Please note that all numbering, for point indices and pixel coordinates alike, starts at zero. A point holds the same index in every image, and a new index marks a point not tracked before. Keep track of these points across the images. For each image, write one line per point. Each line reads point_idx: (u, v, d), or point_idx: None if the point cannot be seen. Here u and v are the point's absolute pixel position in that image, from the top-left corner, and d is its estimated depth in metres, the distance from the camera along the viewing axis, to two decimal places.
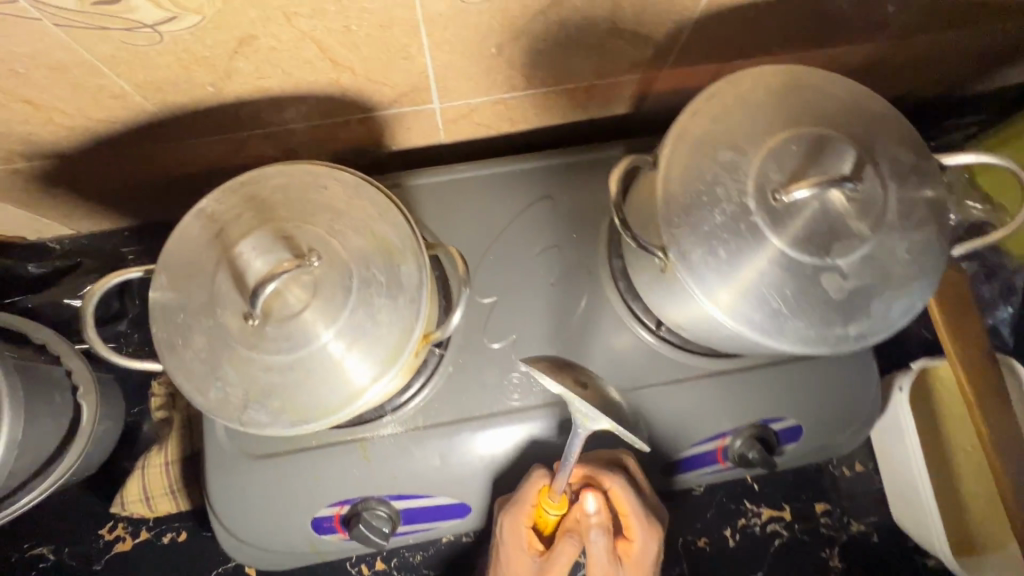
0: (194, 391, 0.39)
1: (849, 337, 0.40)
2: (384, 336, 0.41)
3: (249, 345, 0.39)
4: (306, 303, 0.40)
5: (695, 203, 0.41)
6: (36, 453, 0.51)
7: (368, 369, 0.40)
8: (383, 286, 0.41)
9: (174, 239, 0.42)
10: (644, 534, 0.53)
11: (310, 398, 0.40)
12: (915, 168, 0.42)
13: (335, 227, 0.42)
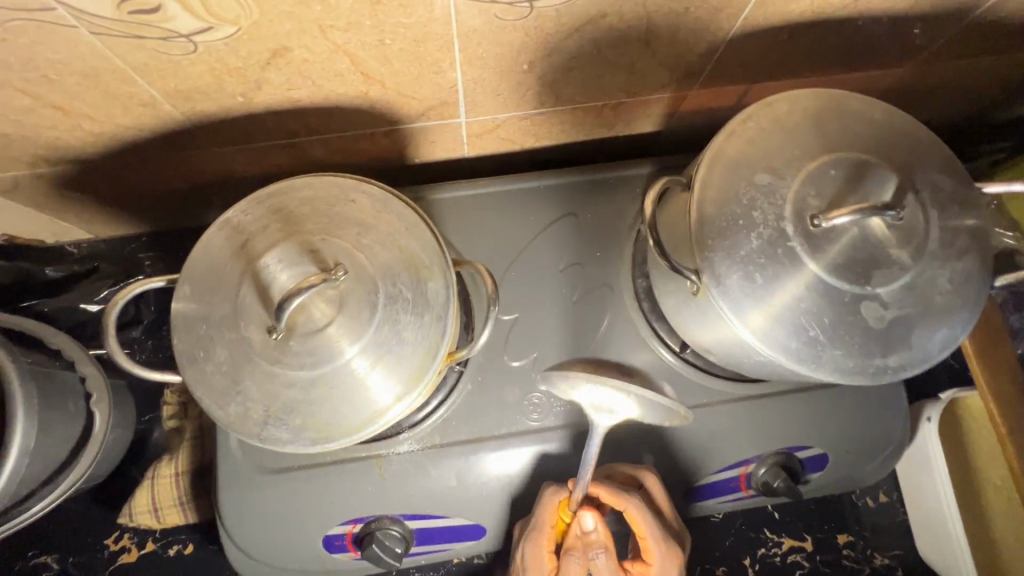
0: (214, 405, 0.38)
1: (889, 368, 0.39)
2: (409, 354, 0.40)
3: (271, 360, 0.38)
4: (331, 318, 0.39)
5: (730, 225, 0.40)
6: (47, 462, 0.50)
7: (392, 388, 0.39)
8: (409, 303, 0.41)
9: (198, 248, 0.41)
10: (663, 558, 0.51)
11: (332, 415, 0.39)
12: (957, 196, 0.41)
13: (362, 240, 0.41)
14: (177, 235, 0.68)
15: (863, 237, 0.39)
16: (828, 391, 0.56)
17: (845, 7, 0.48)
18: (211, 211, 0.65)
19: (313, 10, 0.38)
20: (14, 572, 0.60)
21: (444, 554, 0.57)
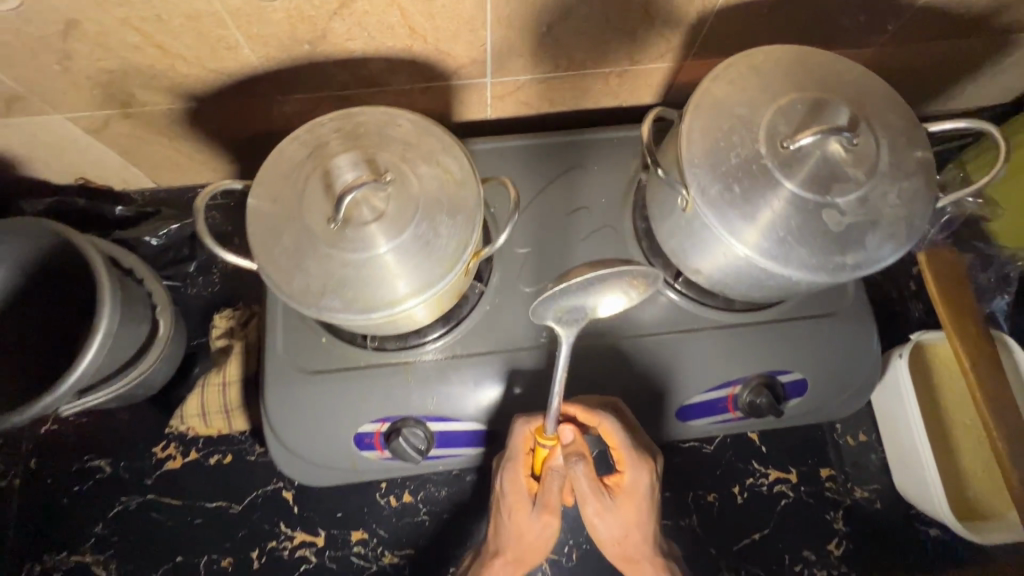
0: (281, 280, 0.46)
1: (847, 266, 0.46)
2: (444, 246, 0.48)
3: (330, 244, 0.46)
4: (381, 212, 0.47)
5: (714, 148, 0.49)
6: (121, 351, 0.58)
7: (429, 272, 0.47)
8: (444, 205, 0.49)
9: (271, 157, 0.49)
10: (637, 465, 0.57)
11: (378, 291, 0.46)
12: (907, 131, 0.49)
13: (406, 155, 0.49)
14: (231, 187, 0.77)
15: (825, 157, 0.47)
16: (806, 322, 0.62)
17: None
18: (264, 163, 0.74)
19: None
20: (72, 473, 0.67)
21: (460, 462, 0.64)
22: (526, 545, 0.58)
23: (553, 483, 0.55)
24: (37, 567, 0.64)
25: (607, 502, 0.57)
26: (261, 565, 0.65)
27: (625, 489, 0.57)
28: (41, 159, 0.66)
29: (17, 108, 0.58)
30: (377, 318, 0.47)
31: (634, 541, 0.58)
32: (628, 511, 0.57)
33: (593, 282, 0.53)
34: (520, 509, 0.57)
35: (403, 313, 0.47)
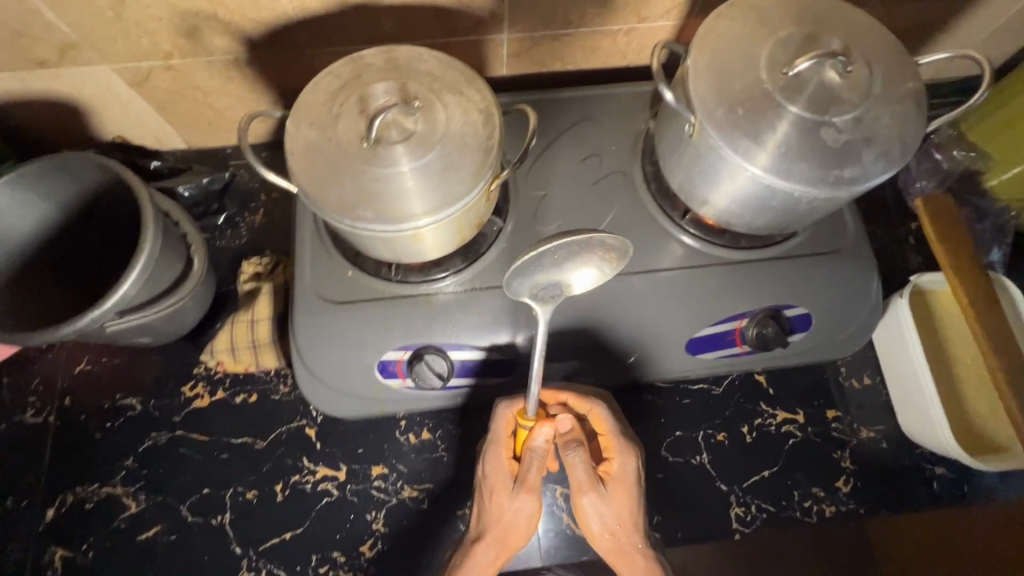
0: (317, 193, 0.50)
1: (845, 178, 0.50)
2: (469, 165, 0.52)
3: (363, 161, 0.50)
4: (410, 134, 0.51)
5: (719, 75, 0.52)
6: (160, 275, 0.61)
7: (455, 187, 0.51)
8: (469, 129, 0.52)
9: (307, 88, 0.53)
10: (621, 454, 0.60)
11: (406, 204, 0.50)
12: (900, 61, 0.53)
13: (432, 85, 0.53)
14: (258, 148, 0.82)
15: (821, 81, 0.51)
16: (809, 260, 0.65)
17: None
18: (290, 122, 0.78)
19: None
20: (103, 410, 0.70)
21: (477, 395, 0.67)
22: (509, 530, 0.58)
23: (535, 467, 0.57)
24: (69, 497, 0.66)
25: (600, 489, 0.58)
26: (284, 498, 0.67)
27: (612, 477, 0.60)
28: (87, 113, 0.71)
29: (69, 57, 0.63)
30: (405, 229, 0.50)
31: (624, 533, 0.59)
32: (620, 498, 0.59)
33: (567, 257, 0.57)
34: (503, 493, 0.58)
35: (428, 226, 0.51)
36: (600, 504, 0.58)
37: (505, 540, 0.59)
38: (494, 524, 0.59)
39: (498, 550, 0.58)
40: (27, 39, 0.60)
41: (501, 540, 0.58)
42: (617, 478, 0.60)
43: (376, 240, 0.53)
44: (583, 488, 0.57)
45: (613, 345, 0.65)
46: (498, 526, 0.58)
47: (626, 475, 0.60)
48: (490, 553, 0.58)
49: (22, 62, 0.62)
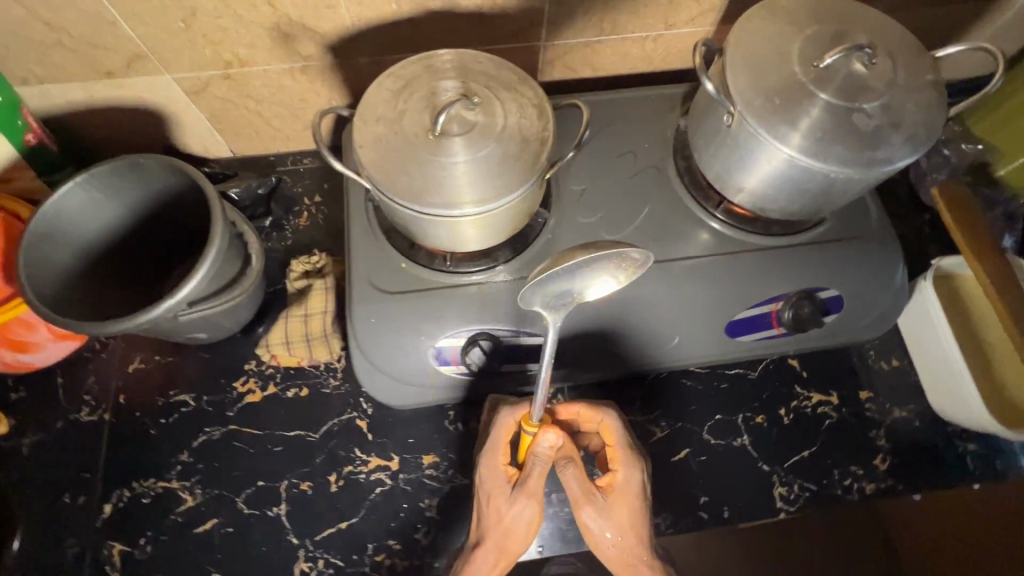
0: (388, 183, 0.53)
1: (879, 159, 0.54)
2: (527, 154, 0.55)
3: (429, 153, 0.54)
4: (471, 127, 0.55)
5: (756, 69, 0.56)
6: (224, 269, 0.64)
7: (515, 174, 0.54)
8: (525, 122, 0.56)
9: (372, 88, 0.57)
10: (625, 466, 0.60)
11: (471, 190, 0.53)
12: (919, 55, 0.57)
13: (489, 83, 0.57)
14: (300, 154, 0.85)
15: (850, 72, 0.55)
16: (838, 245, 0.69)
17: None
18: None
19: None
20: (157, 407, 0.71)
21: (511, 383, 0.69)
22: (509, 536, 0.58)
23: (534, 476, 0.57)
24: (126, 493, 0.67)
25: (597, 502, 0.59)
26: (339, 488, 0.68)
27: (615, 489, 0.60)
28: (143, 121, 0.74)
29: (135, 67, 0.66)
30: (469, 214, 0.54)
31: (626, 545, 0.59)
32: (620, 511, 0.59)
33: (583, 269, 0.55)
34: (504, 498, 0.59)
35: (490, 211, 0.54)
36: (600, 513, 0.58)
37: (502, 547, 0.59)
38: (495, 529, 0.59)
39: (497, 555, 0.58)
40: (98, 49, 0.63)
41: (502, 545, 0.58)
42: (619, 491, 0.60)
43: (440, 227, 0.56)
44: (580, 499, 0.58)
45: (655, 329, 0.68)
46: (498, 533, 0.59)
47: (630, 487, 0.60)
48: (491, 556, 0.58)
49: (91, 72, 0.66)
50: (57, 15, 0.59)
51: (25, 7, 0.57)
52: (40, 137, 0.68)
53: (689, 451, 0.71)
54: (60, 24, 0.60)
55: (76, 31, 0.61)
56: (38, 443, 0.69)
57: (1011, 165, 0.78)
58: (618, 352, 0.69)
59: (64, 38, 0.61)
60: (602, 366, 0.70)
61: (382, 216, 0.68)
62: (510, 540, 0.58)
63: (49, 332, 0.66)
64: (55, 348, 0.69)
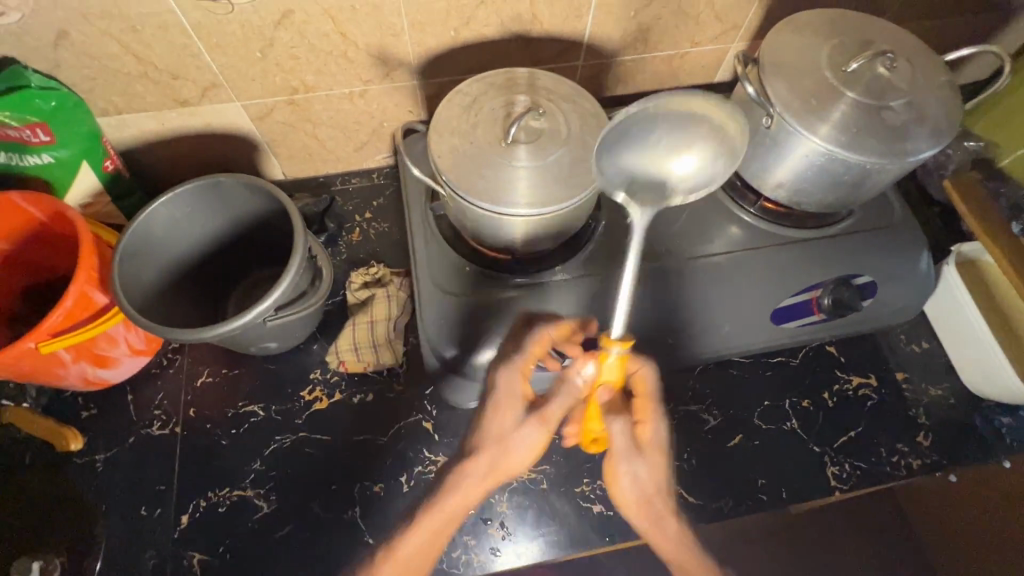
0: (467, 187, 0.58)
1: (909, 149, 0.59)
2: (591, 156, 0.60)
3: (503, 159, 0.58)
4: (539, 135, 0.60)
5: (791, 76, 0.62)
6: (301, 281, 0.68)
7: (582, 174, 0.59)
8: (586, 128, 0.61)
9: (442, 105, 0.62)
10: (660, 426, 0.61)
11: (541, 191, 0.58)
12: (933, 59, 0.64)
13: (549, 97, 0.62)
14: (349, 175, 0.89)
15: (875, 75, 0.62)
16: (868, 235, 0.74)
17: None
18: (381, 150, 0.86)
19: None
20: (227, 418, 0.73)
21: None
22: (502, 457, 0.58)
23: (547, 405, 0.59)
24: (203, 503, 0.68)
25: (634, 455, 0.60)
26: (411, 488, 0.70)
27: (647, 445, 0.60)
28: (208, 147, 0.79)
29: (209, 96, 0.71)
30: (539, 212, 0.58)
31: (647, 501, 0.60)
32: (654, 464, 0.60)
33: (667, 142, 0.58)
34: (502, 421, 0.60)
35: (558, 209, 0.58)
36: (632, 463, 0.59)
37: (496, 465, 0.59)
38: (496, 446, 0.59)
39: (489, 474, 0.58)
40: (178, 80, 0.67)
41: (495, 462, 0.58)
42: (652, 444, 0.60)
43: (512, 227, 0.61)
44: (622, 441, 0.59)
45: (706, 321, 0.72)
46: (493, 450, 0.59)
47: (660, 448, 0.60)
48: (480, 473, 0.58)
49: (168, 101, 0.70)
50: (147, 48, 0.63)
51: (119, 42, 0.62)
52: (116, 163, 0.72)
53: (742, 437, 0.75)
54: (148, 57, 0.64)
55: (161, 63, 0.65)
56: (111, 459, 0.70)
57: (1013, 154, 0.83)
58: (674, 345, 0.72)
59: (150, 69, 0.65)
60: (658, 358, 0.73)
61: (443, 224, 0.72)
62: (505, 460, 0.58)
63: (128, 346, 0.70)
64: (130, 364, 0.72)
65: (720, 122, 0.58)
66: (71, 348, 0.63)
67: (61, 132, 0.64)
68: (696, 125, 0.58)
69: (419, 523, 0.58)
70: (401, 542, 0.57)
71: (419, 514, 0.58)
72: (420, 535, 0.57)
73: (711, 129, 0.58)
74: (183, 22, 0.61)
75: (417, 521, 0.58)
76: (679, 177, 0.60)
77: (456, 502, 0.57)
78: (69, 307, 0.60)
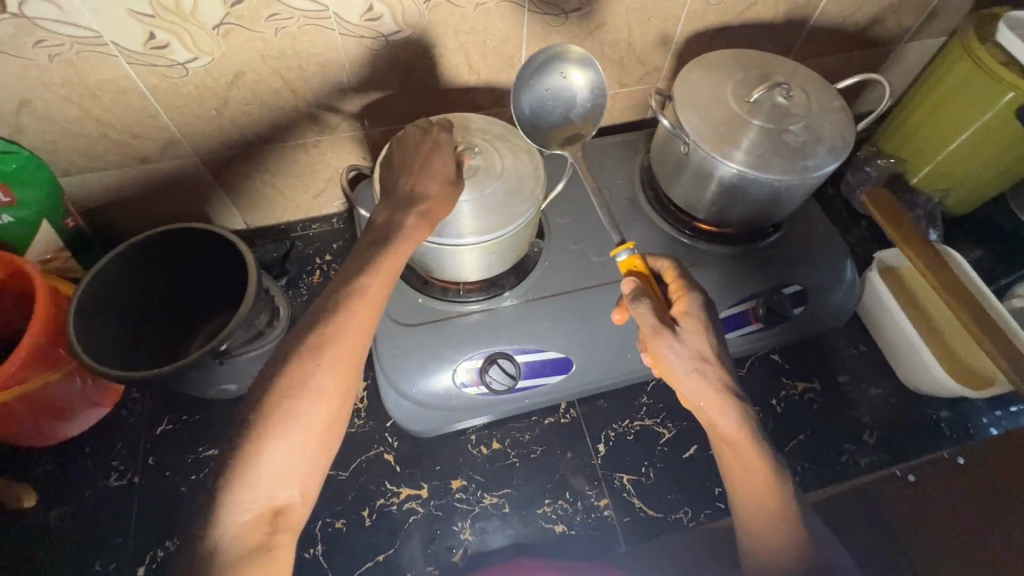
0: None
1: (809, 166, 0.66)
2: (524, 188, 0.64)
3: None
4: (474, 171, 0.64)
5: (701, 108, 0.69)
6: (257, 321, 0.70)
7: (514, 205, 0.63)
8: (519, 163, 0.66)
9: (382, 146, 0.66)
10: (696, 298, 0.56)
11: (479, 222, 0.62)
12: (826, 88, 0.72)
13: (483, 136, 0.67)
14: (309, 221, 0.93)
15: (775, 103, 0.69)
16: (793, 248, 0.80)
17: (740, 16, 0.80)
18: (338, 195, 0.90)
19: (454, 20, 0.69)
20: (186, 464, 0.73)
21: (527, 401, 0.75)
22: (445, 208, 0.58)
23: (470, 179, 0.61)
24: (160, 552, 0.67)
25: (673, 329, 0.54)
26: (373, 521, 0.71)
27: (682, 319, 0.55)
28: (169, 201, 0.82)
29: (167, 152, 0.75)
30: (476, 242, 0.62)
31: (696, 372, 0.53)
32: (698, 337, 0.54)
33: (550, 90, 0.68)
34: (439, 167, 0.59)
35: (493, 238, 0.63)
36: (673, 335, 0.54)
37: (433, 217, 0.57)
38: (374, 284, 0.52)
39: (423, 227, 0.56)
40: (137, 138, 0.72)
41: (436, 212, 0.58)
42: (689, 317, 0.55)
43: (455, 255, 0.65)
44: (648, 317, 0.54)
45: None
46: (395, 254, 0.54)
47: (710, 317, 0.56)
48: (382, 278, 0.53)
49: (128, 159, 0.74)
50: (107, 111, 0.67)
51: (80, 108, 0.66)
52: (78, 222, 0.76)
53: (697, 447, 0.77)
54: (107, 119, 0.68)
55: (121, 124, 0.69)
56: (65, 515, 0.69)
57: (920, 174, 0.93)
58: (623, 361, 0.75)
59: (109, 130, 0.69)
60: (609, 374, 0.76)
61: None
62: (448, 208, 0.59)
63: (85, 397, 0.71)
64: (88, 415, 0.73)
65: (560, 52, 0.67)
66: (24, 400, 0.64)
67: (22, 192, 0.67)
68: (553, 65, 0.68)
69: (332, 343, 0.49)
70: (319, 370, 0.48)
71: (331, 333, 0.49)
72: (336, 360, 0.49)
73: (564, 62, 0.67)
74: (140, 86, 0.65)
75: (332, 339, 0.49)
76: (585, 97, 0.68)
77: (361, 323, 0.50)
78: (23, 357, 0.61)
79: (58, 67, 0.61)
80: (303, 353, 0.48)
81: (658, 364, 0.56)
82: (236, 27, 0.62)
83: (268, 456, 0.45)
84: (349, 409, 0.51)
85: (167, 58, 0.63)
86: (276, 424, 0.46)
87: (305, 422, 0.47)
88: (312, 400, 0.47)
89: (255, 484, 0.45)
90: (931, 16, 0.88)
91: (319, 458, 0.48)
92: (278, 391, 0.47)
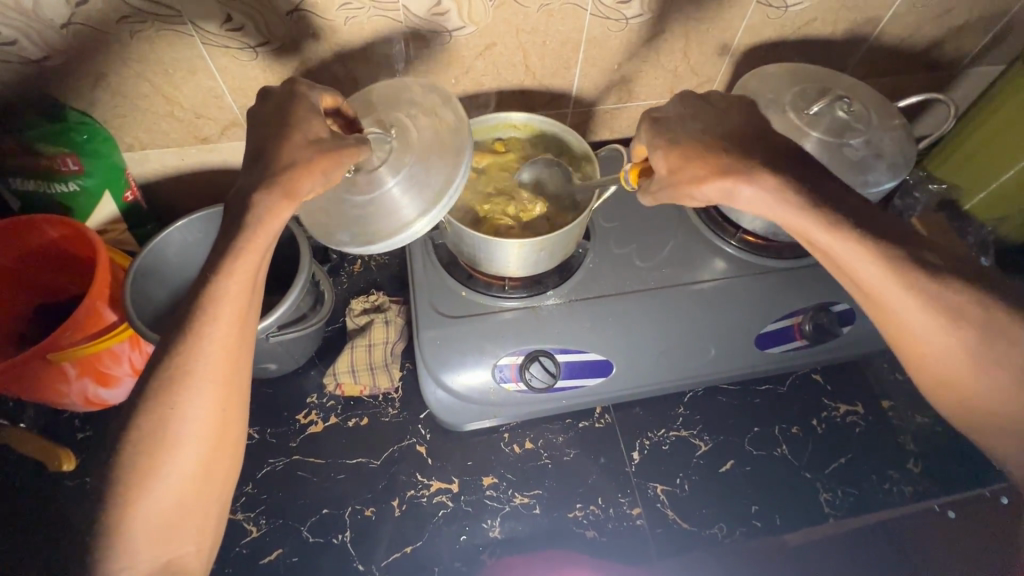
0: (311, 223, 0.57)
1: (868, 181, 0.65)
2: (433, 183, 0.53)
3: (348, 189, 0.54)
4: (384, 159, 0.54)
5: (762, 117, 0.68)
6: (301, 304, 0.72)
7: (420, 206, 0.53)
8: (437, 149, 0.54)
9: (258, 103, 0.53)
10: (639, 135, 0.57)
11: (398, 217, 0.53)
12: (886, 106, 0.71)
13: (410, 112, 0.56)
14: None
15: (834, 116, 0.68)
16: None
17: (798, 30, 0.80)
18: None
19: (517, 18, 0.70)
20: None
21: (564, 402, 0.74)
22: (307, 176, 0.48)
23: (353, 147, 0.49)
24: None
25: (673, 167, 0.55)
26: (402, 512, 0.70)
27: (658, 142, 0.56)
28: (224, 183, 0.85)
29: (227, 133, 0.77)
30: (390, 240, 0.53)
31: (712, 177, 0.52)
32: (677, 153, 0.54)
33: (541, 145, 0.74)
34: (309, 125, 0.50)
35: (408, 235, 0.53)
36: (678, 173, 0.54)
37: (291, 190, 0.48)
38: (227, 308, 0.48)
39: (275, 196, 0.47)
40: (201, 118, 0.74)
41: (286, 182, 0.47)
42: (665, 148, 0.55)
43: (507, 250, 0.65)
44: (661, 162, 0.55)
45: (696, 343, 0.73)
46: (250, 270, 0.49)
47: None
48: (240, 298, 0.49)
49: (189, 138, 0.76)
50: (176, 89, 0.70)
51: (152, 84, 0.68)
52: (137, 195, 0.77)
53: (734, 461, 0.75)
54: (176, 97, 0.70)
55: (187, 103, 0.71)
56: None
57: (973, 199, 0.91)
58: (665, 367, 0.74)
59: (176, 108, 0.72)
60: (649, 380, 0.74)
61: (440, 250, 0.77)
62: (306, 173, 0.47)
63: (130, 366, 0.71)
64: (131, 384, 0.73)
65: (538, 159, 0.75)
66: (69, 365, 0.65)
67: (84, 160, 0.68)
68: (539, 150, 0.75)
69: (192, 385, 0.47)
70: (183, 414, 0.47)
71: (188, 375, 0.47)
72: (206, 395, 0.48)
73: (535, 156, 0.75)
74: (210, 66, 0.68)
75: (190, 381, 0.47)
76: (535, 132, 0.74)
77: (228, 348, 0.49)
78: (74, 322, 0.63)
79: (137, 43, 0.64)
80: (164, 400, 0.46)
81: (712, 168, 0.52)
82: (307, 14, 0.65)
83: (142, 510, 0.45)
84: (233, 433, 0.51)
85: (240, 41, 0.66)
86: (142, 480, 0.45)
87: (175, 473, 0.47)
88: (181, 447, 0.47)
89: (132, 533, 0.45)
90: (993, 41, 0.86)
91: (207, 499, 0.49)
92: (142, 439, 0.46)
